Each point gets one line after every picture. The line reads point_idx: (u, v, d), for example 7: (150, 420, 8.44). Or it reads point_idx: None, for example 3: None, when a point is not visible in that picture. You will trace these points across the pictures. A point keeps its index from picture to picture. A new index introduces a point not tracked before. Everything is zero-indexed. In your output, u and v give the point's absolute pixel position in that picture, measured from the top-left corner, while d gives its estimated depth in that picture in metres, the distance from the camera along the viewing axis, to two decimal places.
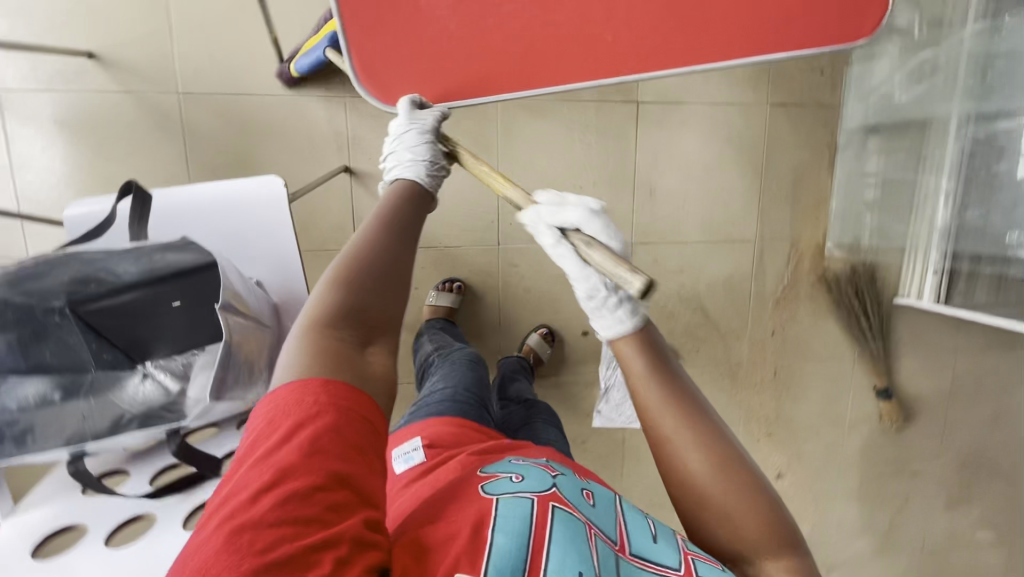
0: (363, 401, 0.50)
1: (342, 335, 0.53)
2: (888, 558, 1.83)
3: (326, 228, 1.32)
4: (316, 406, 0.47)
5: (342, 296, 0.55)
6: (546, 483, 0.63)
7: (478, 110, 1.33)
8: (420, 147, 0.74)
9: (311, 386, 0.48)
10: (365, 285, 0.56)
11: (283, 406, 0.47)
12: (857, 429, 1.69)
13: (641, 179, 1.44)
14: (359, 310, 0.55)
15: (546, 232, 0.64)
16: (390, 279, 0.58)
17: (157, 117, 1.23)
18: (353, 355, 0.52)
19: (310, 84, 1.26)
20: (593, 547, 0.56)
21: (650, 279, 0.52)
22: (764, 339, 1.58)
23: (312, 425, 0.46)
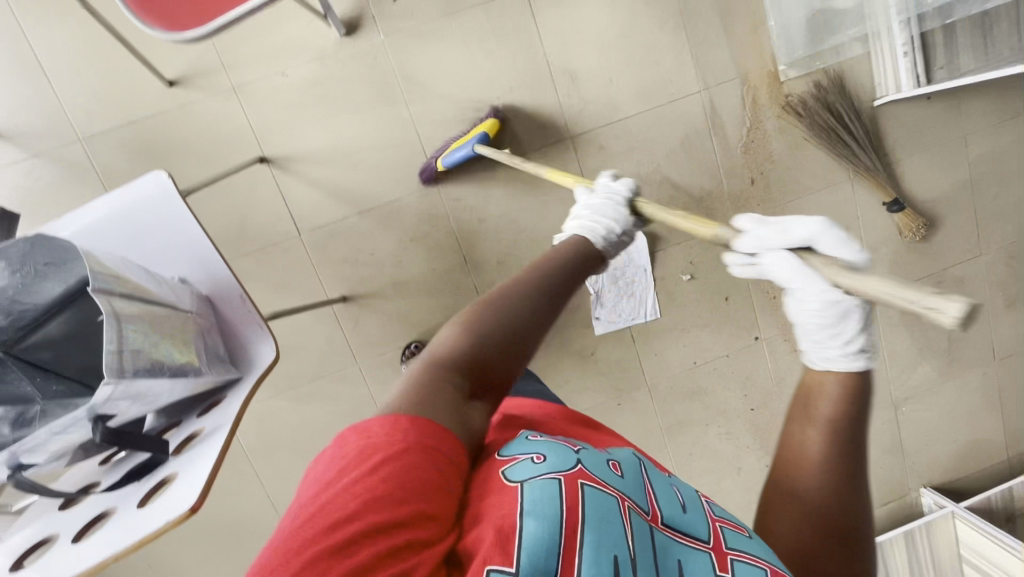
0: (446, 438, 0.48)
1: (456, 383, 0.54)
2: (958, 378, 1.70)
3: (266, 222, 1.32)
4: (404, 443, 0.45)
5: (464, 347, 0.56)
6: (571, 460, 0.54)
7: (367, 56, 1.28)
8: (607, 211, 0.83)
9: (402, 422, 0.47)
10: (495, 339, 0.58)
11: (372, 438, 0.45)
12: (879, 253, 1.57)
13: (557, 68, 1.35)
14: (481, 364, 0.56)
15: (771, 262, 0.63)
16: (516, 336, 0.59)
17: (69, 169, 1.24)
18: (460, 408, 0.52)
19: (197, 87, 1.25)
20: (627, 524, 0.50)
21: (973, 302, 0.42)
22: (746, 191, 1.47)
23: (397, 465, 0.43)
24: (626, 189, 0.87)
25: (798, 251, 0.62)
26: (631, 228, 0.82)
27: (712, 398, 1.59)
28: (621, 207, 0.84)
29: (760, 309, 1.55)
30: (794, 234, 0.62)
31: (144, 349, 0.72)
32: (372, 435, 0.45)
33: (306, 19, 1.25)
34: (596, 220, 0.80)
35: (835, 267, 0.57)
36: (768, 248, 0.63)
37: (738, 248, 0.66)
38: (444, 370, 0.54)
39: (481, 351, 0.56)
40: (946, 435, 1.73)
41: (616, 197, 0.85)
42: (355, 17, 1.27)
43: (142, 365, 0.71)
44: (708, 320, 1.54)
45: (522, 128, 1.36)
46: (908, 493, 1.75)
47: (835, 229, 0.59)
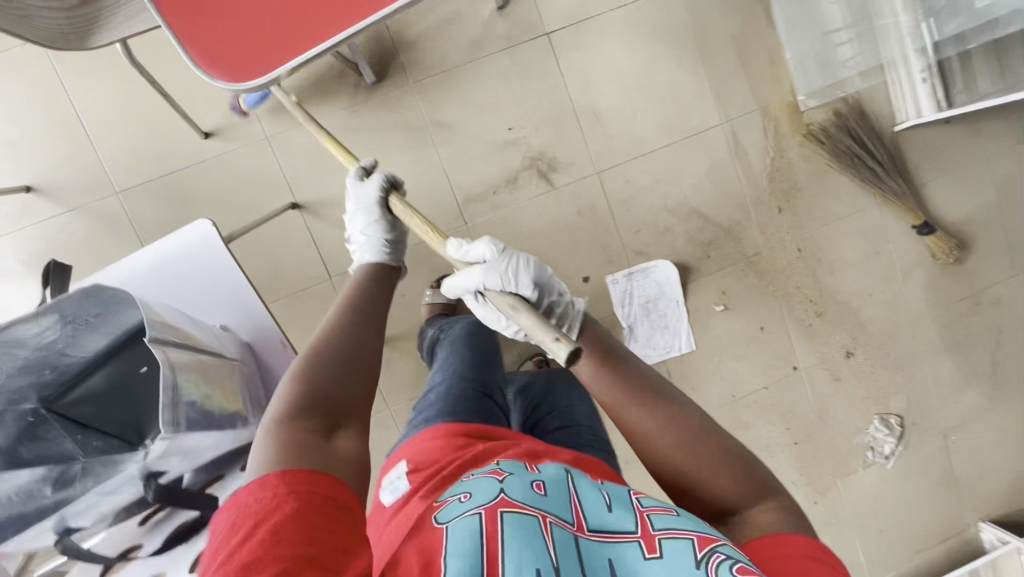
0: (315, 476, 0.53)
1: (307, 427, 0.59)
2: (1006, 402, 1.64)
3: (297, 268, 1.32)
4: (274, 499, 0.49)
5: (301, 391, 0.62)
6: (493, 490, 0.58)
7: (396, 102, 1.32)
8: (370, 227, 0.89)
9: (270, 481, 0.51)
10: (328, 378, 0.64)
11: (243, 507, 0.49)
12: (912, 277, 1.54)
13: (581, 106, 1.38)
14: (317, 401, 0.61)
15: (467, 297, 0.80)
16: (346, 366, 0.66)
17: (106, 223, 1.26)
18: (321, 445, 0.57)
19: (232, 138, 1.27)
20: (550, 538, 0.54)
21: (573, 348, 0.62)
22: (774, 219, 1.47)
23: (271, 519, 0.48)
24: (380, 185, 0.91)
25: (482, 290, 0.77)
26: (385, 222, 0.88)
27: (753, 432, 1.53)
28: (376, 208, 0.89)
29: (795, 338, 1.51)
30: (469, 279, 0.77)
31: (193, 401, 0.70)
32: (245, 502, 0.49)
33: (338, 70, 1.29)
34: (374, 240, 0.88)
35: (503, 303, 0.72)
36: (466, 288, 0.78)
37: (450, 287, 0.80)
38: (291, 424, 0.58)
39: (315, 395, 0.62)
40: (1000, 464, 1.66)
41: (361, 207, 0.90)
42: (386, 67, 1.31)
43: (194, 417, 0.70)
44: (744, 351, 1.50)
45: (549, 166, 1.38)
46: (967, 528, 1.66)
47: (490, 268, 0.76)
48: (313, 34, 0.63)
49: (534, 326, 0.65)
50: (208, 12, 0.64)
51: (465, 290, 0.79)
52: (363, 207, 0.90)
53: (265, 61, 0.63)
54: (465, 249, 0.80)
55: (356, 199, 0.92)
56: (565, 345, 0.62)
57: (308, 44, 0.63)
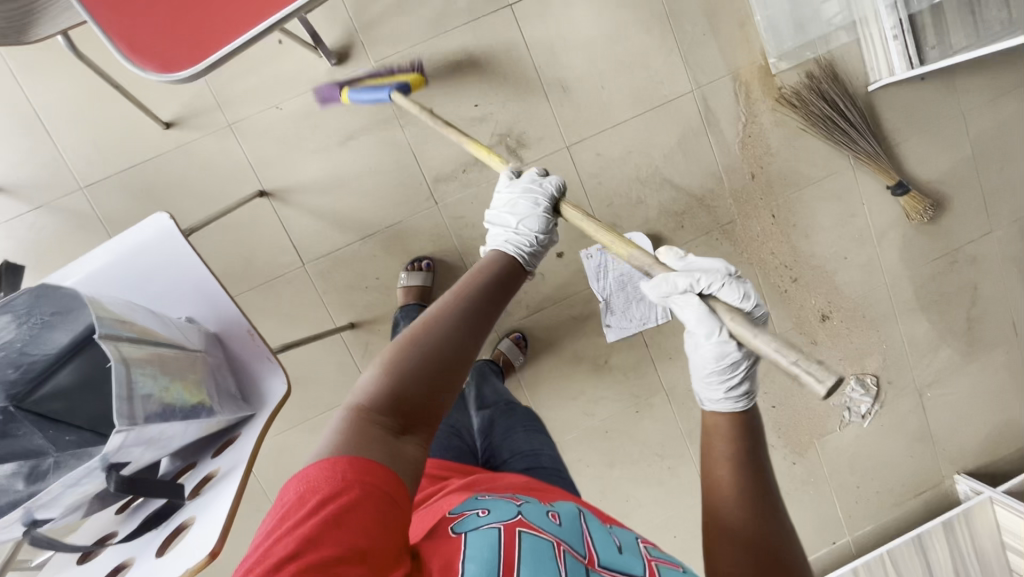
0: (382, 472, 0.51)
1: (382, 423, 0.56)
2: (981, 358, 1.66)
3: (269, 256, 1.32)
4: (342, 482, 0.49)
5: (387, 383, 0.58)
6: (511, 511, 0.57)
7: (358, 82, 1.29)
8: (529, 218, 0.87)
9: (336, 461, 0.50)
10: (417, 377, 0.59)
11: (313, 482, 0.49)
12: (888, 239, 1.55)
13: (548, 79, 1.36)
14: (403, 399, 0.58)
15: (682, 301, 0.73)
16: (434, 370, 0.61)
17: (73, 218, 1.25)
18: (389, 443, 0.54)
19: (194, 126, 1.26)
20: (562, 565, 0.51)
21: (841, 378, 0.58)
22: (747, 186, 1.46)
23: (336, 503, 0.47)
24: (554, 187, 0.91)
25: (703, 298, 0.73)
26: (546, 218, 0.87)
27: None
28: (544, 204, 0.89)
29: (771, 304, 1.52)
30: (695, 283, 0.73)
31: (151, 395, 0.69)
32: (313, 478, 0.49)
33: (296, 52, 1.27)
34: (525, 236, 0.86)
35: (740, 326, 0.68)
36: (681, 292, 0.73)
37: (649, 287, 0.75)
38: (366, 413, 0.56)
39: (397, 392, 0.58)
40: (975, 418, 1.69)
41: (535, 189, 0.91)
42: (345, 46, 1.28)
43: (153, 409, 0.69)
44: None
45: (517, 142, 1.37)
46: (943, 481, 1.71)
47: (735, 285, 0.73)
48: (250, 18, 0.63)
49: (783, 345, 0.62)
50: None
51: (677, 294, 0.74)
52: (536, 190, 0.91)
53: (205, 47, 0.63)
54: (688, 260, 0.79)
55: (526, 184, 0.92)
56: (830, 375, 0.59)
57: (236, 34, 0.63)
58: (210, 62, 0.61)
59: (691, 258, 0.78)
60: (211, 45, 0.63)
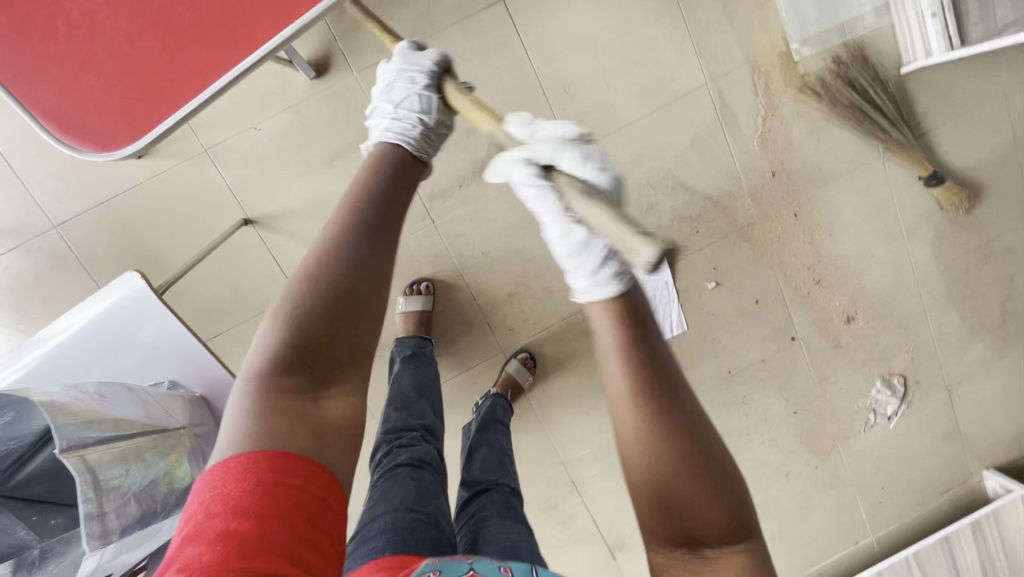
0: (307, 471, 0.44)
1: (292, 386, 0.48)
2: (1014, 352, 1.58)
3: (259, 286, 1.24)
4: (260, 493, 0.41)
5: (285, 334, 0.49)
6: (462, 567, 0.54)
7: (342, 95, 1.18)
8: (408, 96, 0.78)
9: (249, 464, 0.42)
10: (324, 319, 0.50)
11: (224, 489, 0.41)
12: (919, 232, 1.44)
13: (548, 80, 1.24)
14: (308, 350, 0.49)
15: (540, 201, 0.60)
16: (346, 307, 0.52)
17: (50, 259, 1.18)
18: (306, 406, 0.47)
19: (168, 154, 1.17)
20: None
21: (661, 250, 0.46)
22: (768, 185, 1.36)
23: (255, 518, 0.39)
24: (434, 64, 0.80)
25: (568, 197, 0.59)
26: (429, 114, 0.77)
27: (750, 406, 1.49)
28: (423, 80, 0.78)
29: (793, 307, 1.44)
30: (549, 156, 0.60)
31: (129, 502, 0.66)
32: (224, 491, 0.41)
33: (273, 67, 1.16)
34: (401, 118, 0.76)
35: (569, 189, 0.57)
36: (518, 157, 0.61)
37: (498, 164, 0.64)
38: (273, 379, 0.47)
39: (302, 342, 0.49)
40: (1005, 413, 1.62)
41: (416, 70, 0.79)
42: (325, 57, 1.17)
43: (129, 519, 0.65)
44: (739, 327, 1.43)
45: None
46: (971, 477, 1.65)
47: (570, 147, 0.60)
48: (180, 91, 0.65)
49: (613, 220, 0.51)
50: (59, 71, 0.65)
51: (523, 162, 0.61)
52: (416, 73, 0.79)
53: (155, 115, 0.65)
54: (535, 126, 0.65)
55: (404, 65, 0.80)
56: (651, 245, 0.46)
57: (166, 108, 0.65)
58: (162, 130, 0.65)
59: (540, 124, 0.65)
60: (139, 119, 0.65)
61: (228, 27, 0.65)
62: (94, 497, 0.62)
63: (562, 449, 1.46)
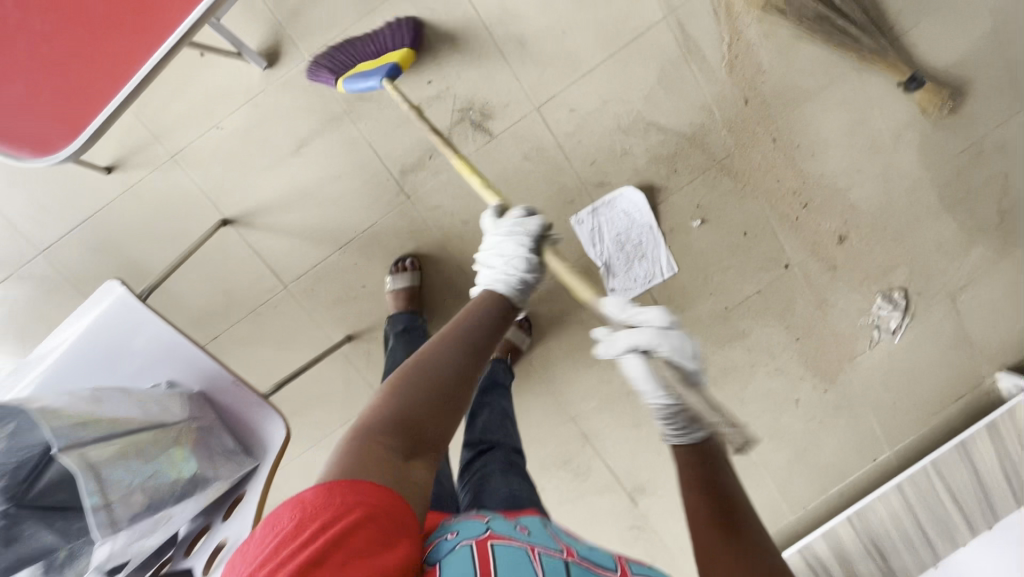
0: (387, 495, 0.52)
1: (389, 447, 0.56)
2: (1017, 250, 1.54)
3: (248, 284, 1.26)
4: (343, 506, 0.49)
5: (394, 406, 0.59)
6: (479, 528, 0.58)
7: (299, 82, 1.17)
8: (516, 261, 0.84)
9: (334, 487, 0.51)
10: (424, 399, 0.61)
11: (310, 509, 0.49)
12: (903, 140, 1.41)
13: (502, 37, 1.22)
14: (409, 419, 0.59)
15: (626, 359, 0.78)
16: (442, 396, 0.62)
17: (41, 284, 1.20)
18: (398, 466, 0.55)
19: (138, 165, 1.17)
20: (540, 564, 0.53)
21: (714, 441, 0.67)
22: (742, 113, 1.33)
23: (340, 526, 0.48)
24: (537, 227, 0.89)
25: (646, 355, 0.76)
26: (532, 257, 0.84)
27: (749, 339, 1.49)
28: (529, 244, 0.87)
29: (782, 234, 1.42)
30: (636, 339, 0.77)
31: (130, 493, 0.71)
32: (314, 507, 0.49)
33: (225, 62, 1.15)
34: (507, 271, 0.83)
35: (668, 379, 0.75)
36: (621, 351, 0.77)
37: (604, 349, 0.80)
38: (375, 436, 0.56)
39: (406, 415, 0.59)
40: (1014, 314, 1.60)
41: (522, 235, 0.88)
42: (275, 45, 1.16)
43: (135, 509, 0.70)
44: (730, 261, 1.42)
45: (481, 115, 1.25)
46: (984, 382, 1.64)
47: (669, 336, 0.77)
48: (103, 94, 0.79)
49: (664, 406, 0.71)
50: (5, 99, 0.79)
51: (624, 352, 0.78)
52: (522, 237, 0.88)
53: (83, 118, 0.80)
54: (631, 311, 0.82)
55: (511, 226, 0.90)
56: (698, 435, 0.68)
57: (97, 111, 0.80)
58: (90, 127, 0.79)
59: (629, 306, 0.82)
60: (74, 122, 0.80)
61: (131, 25, 0.78)
62: (97, 490, 0.67)
63: (569, 405, 1.47)
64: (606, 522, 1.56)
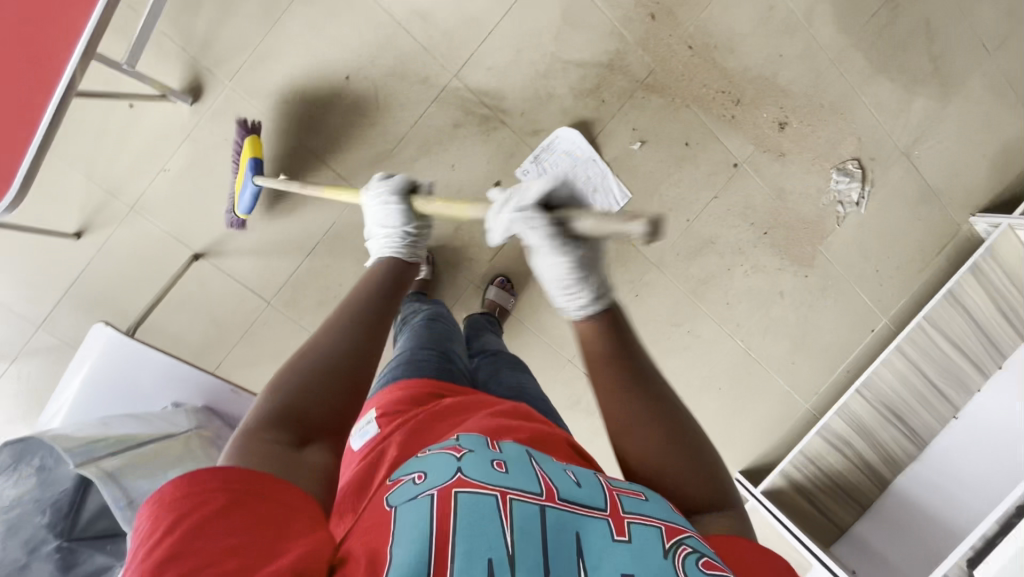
0: (261, 477, 0.45)
1: (280, 439, 0.51)
2: (958, 93, 1.56)
3: (233, 309, 1.33)
4: (207, 492, 0.42)
5: (273, 401, 0.54)
6: (450, 468, 0.54)
7: (227, 108, 1.23)
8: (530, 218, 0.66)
9: (199, 475, 0.43)
10: (320, 384, 0.56)
11: (174, 498, 0.41)
12: (817, 15, 1.43)
13: (404, 16, 1.26)
14: (298, 410, 0.54)
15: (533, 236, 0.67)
16: (340, 376, 0.58)
17: (48, 355, 1.29)
18: (292, 457, 0.50)
19: (103, 224, 1.25)
20: (506, 518, 0.49)
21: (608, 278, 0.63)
22: (653, 29, 1.36)
23: (204, 512, 0.41)
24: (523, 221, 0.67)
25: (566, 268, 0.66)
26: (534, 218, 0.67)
27: (719, 245, 1.52)
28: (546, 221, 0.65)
29: (724, 136, 1.45)
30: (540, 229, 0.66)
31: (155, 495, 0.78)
32: (177, 497, 0.41)
33: (155, 108, 1.21)
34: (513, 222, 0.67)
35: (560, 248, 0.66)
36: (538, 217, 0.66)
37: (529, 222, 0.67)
38: (256, 432, 0.51)
39: (304, 406, 0.54)
40: (972, 156, 1.61)
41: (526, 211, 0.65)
42: (194, 80, 1.21)
43: None
44: (680, 173, 1.46)
45: (403, 95, 1.29)
46: (960, 229, 1.66)
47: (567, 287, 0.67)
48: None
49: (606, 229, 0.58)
50: None
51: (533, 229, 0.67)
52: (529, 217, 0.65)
53: None
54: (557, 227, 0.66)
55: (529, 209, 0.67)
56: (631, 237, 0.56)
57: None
58: (24, 171, 0.83)
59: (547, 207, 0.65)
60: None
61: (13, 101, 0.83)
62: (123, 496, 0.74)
63: (564, 349, 1.53)
64: None
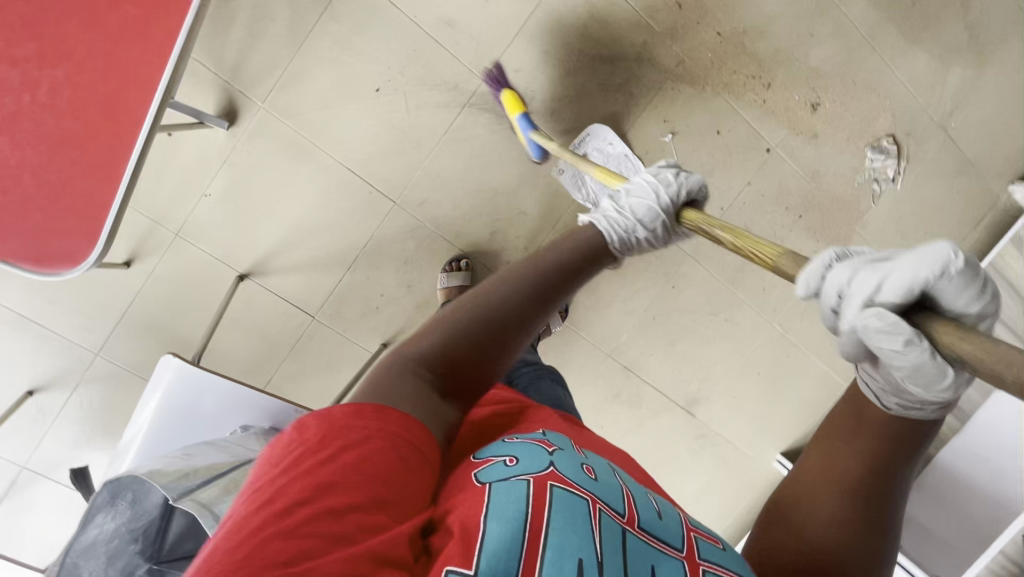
0: (408, 426, 0.48)
1: (430, 381, 0.54)
2: (995, 59, 1.52)
3: (281, 326, 1.36)
4: (365, 430, 0.46)
5: (433, 342, 0.57)
6: (542, 462, 0.55)
7: (262, 129, 1.24)
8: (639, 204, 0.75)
9: (354, 413, 0.47)
10: (477, 340, 0.58)
11: (334, 422, 0.46)
12: None
13: (429, 24, 1.25)
14: (451, 361, 0.56)
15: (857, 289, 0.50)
16: (493, 334, 0.59)
17: (109, 381, 1.33)
18: (433, 403, 0.53)
19: (150, 251, 1.27)
20: (596, 527, 0.51)
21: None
22: (680, 17, 1.33)
23: (358, 449, 0.44)
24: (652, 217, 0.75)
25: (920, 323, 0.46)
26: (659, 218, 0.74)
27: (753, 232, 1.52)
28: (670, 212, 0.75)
29: (755, 121, 1.43)
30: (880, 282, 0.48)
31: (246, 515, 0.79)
32: (341, 425, 0.46)
33: (192, 135, 1.22)
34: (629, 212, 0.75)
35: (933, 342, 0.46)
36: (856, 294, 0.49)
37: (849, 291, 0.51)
38: (413, 368, 0.55)
39: (453, 351, 0.57)
40: (1009, 123, 1.58)
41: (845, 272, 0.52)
42: (228, 104, 1.22)
43: None
44: (712, 162, 1.44)
45: (434, 103, 1.29)
46: (999, 199, 1.63)
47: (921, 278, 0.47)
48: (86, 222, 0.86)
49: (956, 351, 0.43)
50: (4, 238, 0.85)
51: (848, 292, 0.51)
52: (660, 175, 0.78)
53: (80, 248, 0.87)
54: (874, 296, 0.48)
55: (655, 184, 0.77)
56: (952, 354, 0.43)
57: (88, 243, 0.87)
58: (110, 224, 0.86)
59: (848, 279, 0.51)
60: (73, 255, 0.86)
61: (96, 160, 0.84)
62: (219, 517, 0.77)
63: (603, 344, 1.54)
64: (671, 438, 1.65)
